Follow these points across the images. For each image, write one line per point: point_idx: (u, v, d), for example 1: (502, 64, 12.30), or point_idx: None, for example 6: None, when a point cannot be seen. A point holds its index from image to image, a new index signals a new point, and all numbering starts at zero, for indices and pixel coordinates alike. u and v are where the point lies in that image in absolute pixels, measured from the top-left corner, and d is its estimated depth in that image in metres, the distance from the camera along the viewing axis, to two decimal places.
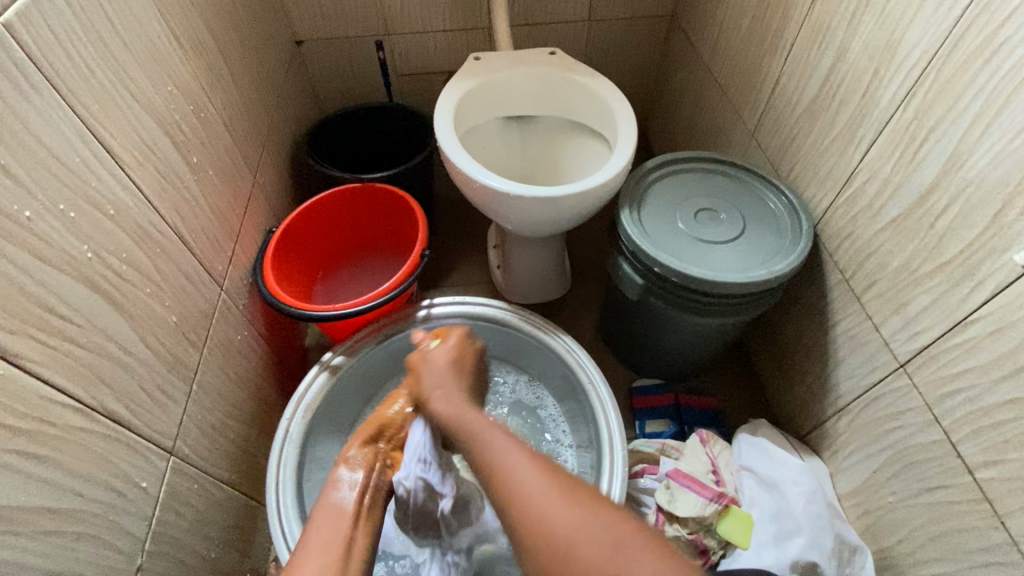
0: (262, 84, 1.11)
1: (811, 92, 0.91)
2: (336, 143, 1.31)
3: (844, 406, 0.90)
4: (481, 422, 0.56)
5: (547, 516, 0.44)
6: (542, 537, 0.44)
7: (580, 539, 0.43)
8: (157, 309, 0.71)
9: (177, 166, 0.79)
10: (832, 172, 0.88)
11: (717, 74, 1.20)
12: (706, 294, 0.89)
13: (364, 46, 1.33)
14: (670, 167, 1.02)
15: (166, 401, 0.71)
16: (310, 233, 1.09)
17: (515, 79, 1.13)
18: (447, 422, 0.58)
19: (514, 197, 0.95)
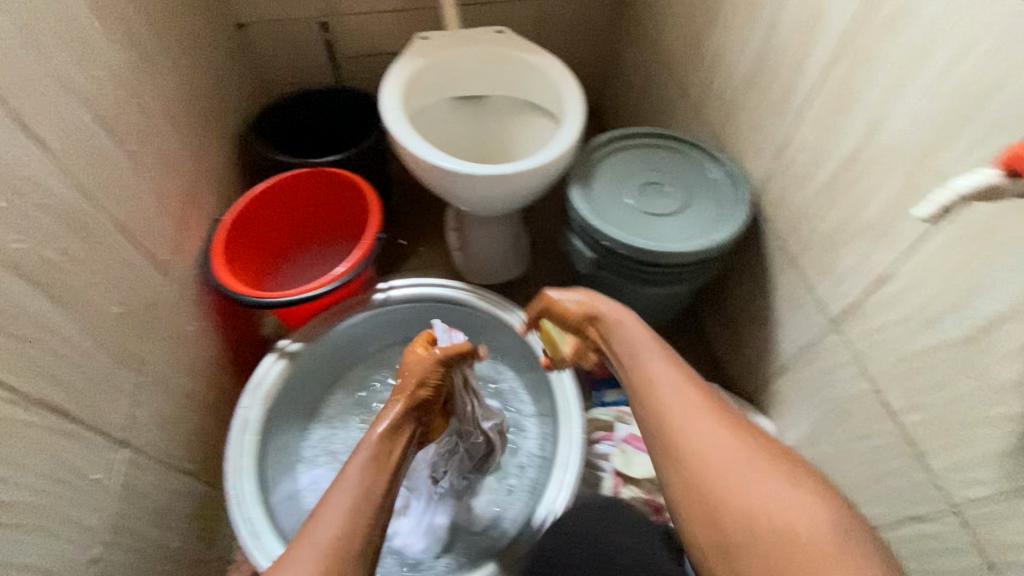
0: (202, 67, 1.08)
1: (747, 65, 0.94)
2: (285, 129, 1.29)
3: (786, 365, 0.95)
4: (657, 381, 0.61)
5: (742, 490, 0.51)
6: (734, 506, 0.51)
7: (746, 485, 0.52)
8: (96, 299, 0.70)
9: (112, 153, 0.77)
10: (767, 142, 0.91)
11: (662, 50, 1.23)
12: (653, 265, 0.92)
13: (309, 28, 1.30)
14: (617, 143, 1.05)
15: (112, 392, 0.70)
16: (261, 220, 1.07)
17: (462, 59, 1.13)
18: (636, 374, 0.64)
19: (464, 176, 0.96)
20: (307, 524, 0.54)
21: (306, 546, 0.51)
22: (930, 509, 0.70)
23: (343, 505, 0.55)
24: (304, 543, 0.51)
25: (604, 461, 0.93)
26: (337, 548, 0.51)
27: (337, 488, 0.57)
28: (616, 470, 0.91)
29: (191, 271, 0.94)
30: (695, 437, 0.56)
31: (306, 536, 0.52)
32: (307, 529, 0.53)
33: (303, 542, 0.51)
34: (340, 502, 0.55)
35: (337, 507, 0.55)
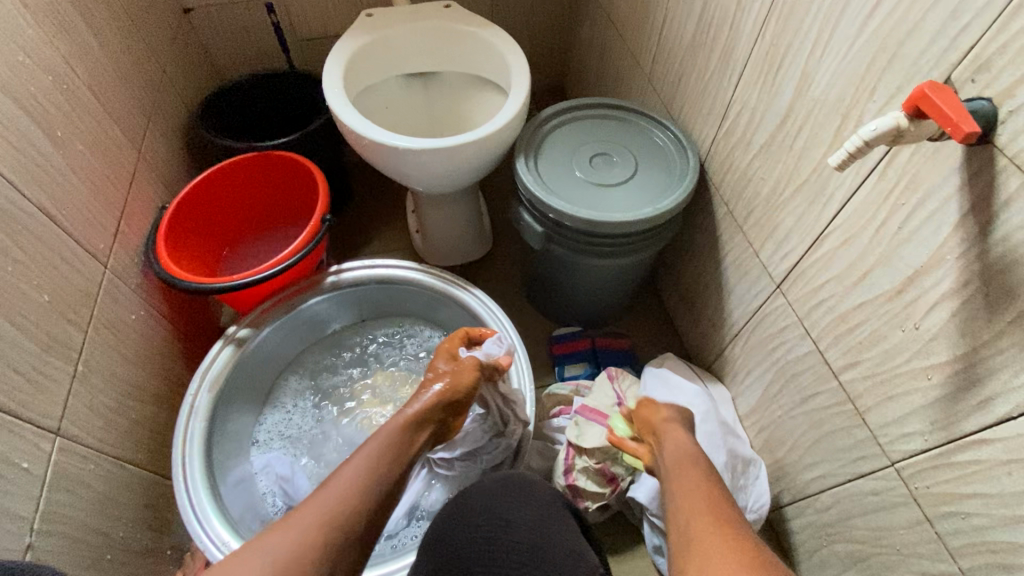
0: (140, 52, 1.06)
1: (689, 29, 0.93)
2: (234, 114, 1.26)
3: (737, 332, 0.95)
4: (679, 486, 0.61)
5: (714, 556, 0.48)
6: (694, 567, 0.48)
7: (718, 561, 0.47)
8: (22, 288, 0.68)
9: (36, 138, 0.75)
10: (712, 107, 0.90)
11: (614, 20, 1.21)
12: (601, 235, 0.91)
13: (256, 10, 1.27)
14: (566, 115, 1.03)
15: (41, 381, 0.69)
16: (207, 207, 1.06)
17: (408, 34, 1.10)
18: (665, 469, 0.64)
19: (408, 153, 0.95)
20: (316, 494, 0.58)
21: (307, 512, 0.55)
22: (873, 466, 0.70)
23: (351, 482, 0.59)
24: (307, 510, 0.55)
25: (561, 434, 0.93)
26: (327, 524, 0.54)
27: (348, 470, 0.61)
28: (569, 442, 0.90)
29: (133, 260, 0.92)
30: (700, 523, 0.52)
31: (309, 506, 0.56)
32: (314, 497, 0.57)
33: (304, 510, 0.55)
34: (347, 484, 0.59)
35: (342, 487, 0.58)
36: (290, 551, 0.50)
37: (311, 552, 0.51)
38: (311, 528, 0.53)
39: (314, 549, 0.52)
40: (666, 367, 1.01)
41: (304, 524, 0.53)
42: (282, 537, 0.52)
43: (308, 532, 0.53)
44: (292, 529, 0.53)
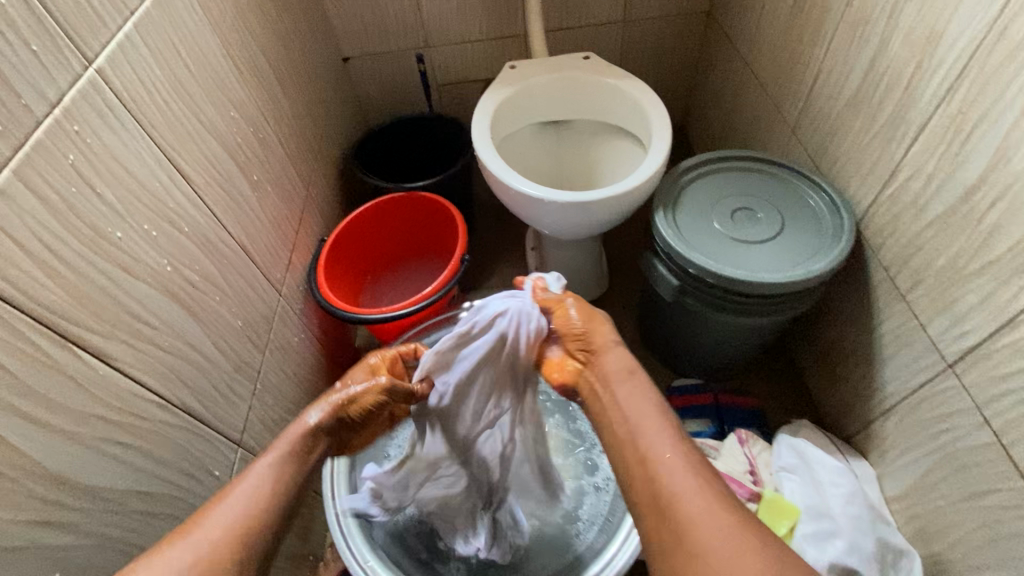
0: (313, 101, 1.19)
1: (852, 87, 0.90)
2: (381, 153, 1.38)
3: (890, 407, 0.88)
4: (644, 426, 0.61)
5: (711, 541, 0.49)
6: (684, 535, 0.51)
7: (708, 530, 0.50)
8: (227, 316, 0.78)
9: (242, 183, 0.86)
10: (876, 166, 0.86)
11: (754, 70, 1.19)
12: (742, 295, 0.89)
13: (406, 59, 1.39)
14: (707, 167, 1.02)
15: (234, 398, 0.78)
16: (357, 241, 1.16)
17: (550, 86, 1.15)
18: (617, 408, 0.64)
19: (548, 204, 0.98)
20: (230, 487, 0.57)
21: (228, 500, 0.55)
22: None
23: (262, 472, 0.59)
24: (227, 500, 0.55)
25: None
26: (256, 499, 0.56)
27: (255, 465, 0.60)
28: None
29: (298, 287, 1.03)
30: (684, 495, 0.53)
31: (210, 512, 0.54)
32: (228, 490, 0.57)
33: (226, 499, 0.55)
34: (259, 474, 0.58)
35: (259, 473, 0.59)
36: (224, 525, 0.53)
37: (246, 524, 0.54)
38: (238, 507, 0.55)
39: (247, 523, 0.54)
40: (801, 436, 0.94)
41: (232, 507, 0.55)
42: (218, 517, 0.53)
43: (238, 511, 0.54)
44: (229, 505, 0.55)
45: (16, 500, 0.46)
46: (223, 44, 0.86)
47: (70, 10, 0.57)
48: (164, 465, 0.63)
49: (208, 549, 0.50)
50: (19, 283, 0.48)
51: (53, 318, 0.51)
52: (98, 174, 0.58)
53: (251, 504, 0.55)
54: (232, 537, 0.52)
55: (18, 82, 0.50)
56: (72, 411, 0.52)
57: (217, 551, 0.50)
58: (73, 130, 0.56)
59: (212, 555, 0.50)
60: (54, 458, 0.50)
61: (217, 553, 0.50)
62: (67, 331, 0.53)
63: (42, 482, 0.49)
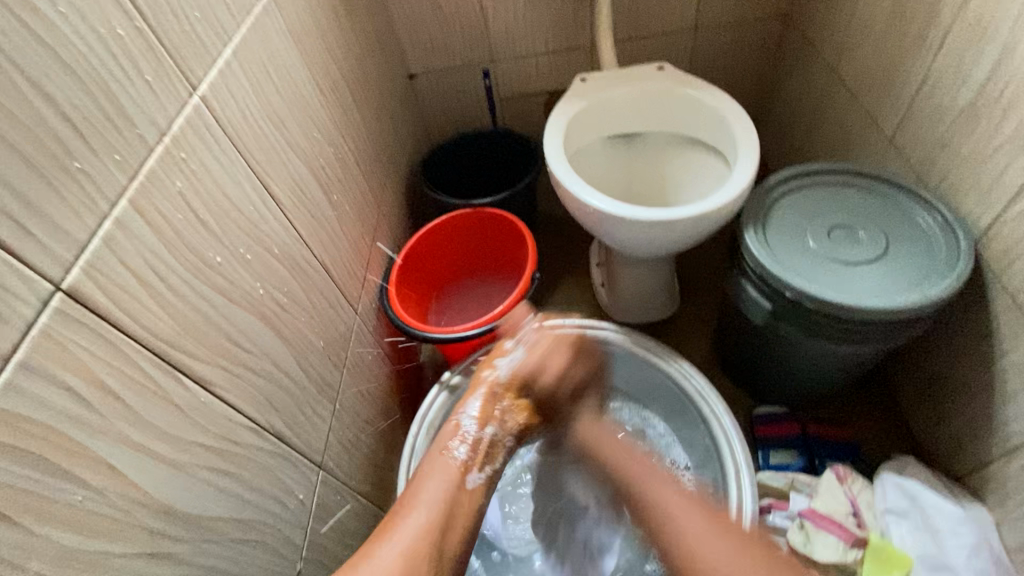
0: (383, 117, 1.19)
1: (969, 95, 0.83)
2: (445, 169, 1.38)
3: (1017, 448, 0.80)
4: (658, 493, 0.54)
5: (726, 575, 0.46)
6: None
7: None
8: (311, 337, 0.78)
9: (324, 203, 0.87)
10: (1002, 181, 0.79)
11: (842, 76, 1.12)
12: (844, 321, 0.82)
13: (471, 74, 1.39)
14: (797, 182, 0.96)
15: (316, 420, 0.77)
16: (427, 258, 1.15)
17: (625, 98, 1.12)
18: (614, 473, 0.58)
19: (628, 222, 0.95)
20: (403, 507, 0.53)
21: (402, 524, 0.51)
22: None
23: (438, 483, 0.55)
24: (407, 517, 0.51)
25: (780, 537, 0.84)
26: (434, 524, 0.51)
27: (430, 480, 0.55)
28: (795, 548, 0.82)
29: (372, 305, 1.02)
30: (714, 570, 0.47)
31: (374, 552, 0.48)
32: (401, 514, 0.52)
33: (403, 520, 0.51)
34: (433, 500, 0.53)
35: (428, 502, 0.53)
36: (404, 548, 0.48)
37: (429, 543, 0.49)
38: (418, 525, 0.50)
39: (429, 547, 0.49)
40: (908, 475, 0.87)
41: (410, 528, 0.50)
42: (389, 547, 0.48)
43: (417, 530, 0.50)
44: (394, 543, 0.49)
45: (125, 533, 0.46)
46: (307, 66, 0.86)
47: (178, 39, 0.57)
48: (256, 491, 0.63)
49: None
50: (132, 312, 0.48)
51: (161, 345, 0.51)
52: (201, 199, 0.58)
53: (427, 529, 0.50)
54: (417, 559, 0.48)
55: (132, 110, 0.51)
56: (177, 438, 0.52)
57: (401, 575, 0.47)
58: (180, 156, 0.56)
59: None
60: (161, 488, 0.50)
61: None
62: (173, 359, 0.53)
63: (149, 513, 0.49)
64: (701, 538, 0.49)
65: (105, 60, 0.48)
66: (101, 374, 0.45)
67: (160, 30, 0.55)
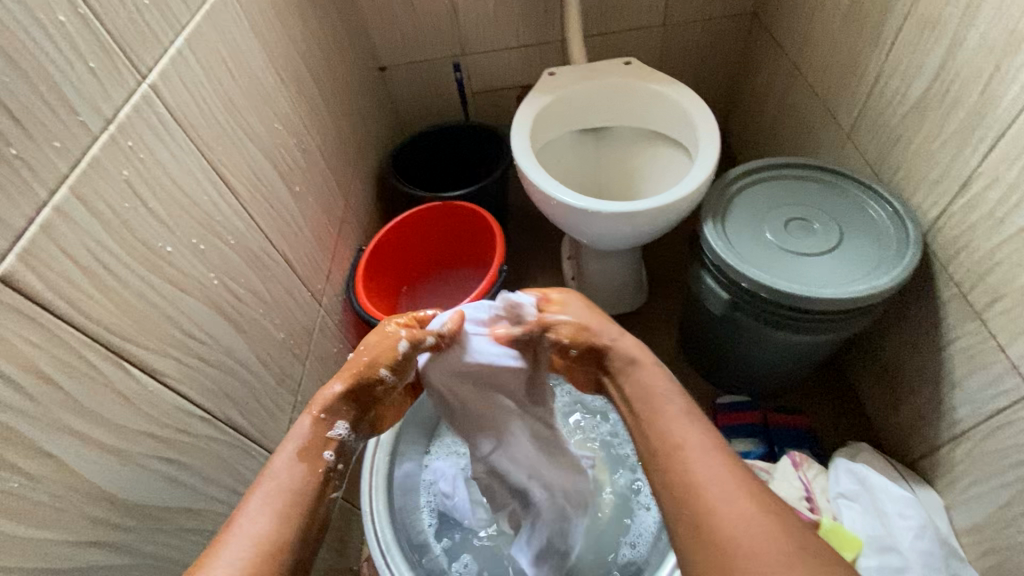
0: (351, 110, 1.19)
1: (918, 91, 0.85)
2: (416, 162, 1.38)
3: (962, 432, 0.83)
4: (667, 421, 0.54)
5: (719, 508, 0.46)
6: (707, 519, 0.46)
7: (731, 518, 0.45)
8: (270, 329, 0.78)
9: (286, 195, 0.86)
10: (947, 175, 0.81)
11: (804, 72, 1.14)
12: (798, 310, 0.84)
13: (442, 68, 1.39)
14: (756, 175, 0.98)
15: (276, 411, 0.77)
16: (395, 250, 1.15)
17: (591, 93, 1.13)
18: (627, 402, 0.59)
19: (591, 214, 0.96)
20: (241, 508, 0.48)
21: (241, 523, 0.47)
22: None
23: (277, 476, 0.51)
24: (242, 517, 0.47)
25: None
26: (279, 519, 0.48)
27: (270, 476, 0.51)
28: None
29: (337, 297, 1.02)
30: (712, 496, 0.47)
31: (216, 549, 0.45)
32: (241, 512, 0.48)
33: (237, 521, 0.47)
34: (272, 493, 0.49)
35: (266, 499, 0.49)
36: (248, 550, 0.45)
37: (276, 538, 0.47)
38: (260, 525, 0.47)
39: (279, 543, 0.46)
40: (860, 461, 0.90)
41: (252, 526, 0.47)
42: (226, 553, 0.45)
43: (257, 532, 0.46)
44: (232, 550, 0.45)
45: (67, 522, 0.46)
46: (267, 57, 0.86)
47: (125, 27, 0.57)
48: (209, 481, 0.63)
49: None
50: (74, 303, 0.48)
51: (106, 335, 0.51)
52: (150, 189, 0.58)
53: (278, 519, 0.48)
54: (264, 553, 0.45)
55: (75, 98, 0.50)
56: (123, 428, 0.52)
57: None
58: (127, 145, 0.56)
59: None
60: (106, 477, 0.50)
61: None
62: (119, 349, 0.52)
63: (93, 502, 0.49)
64: (704, 466, 0.49)
65: (45, 47, 0.48)
66: (41, 362, 0.45)
67: (105, 18, 0.54)
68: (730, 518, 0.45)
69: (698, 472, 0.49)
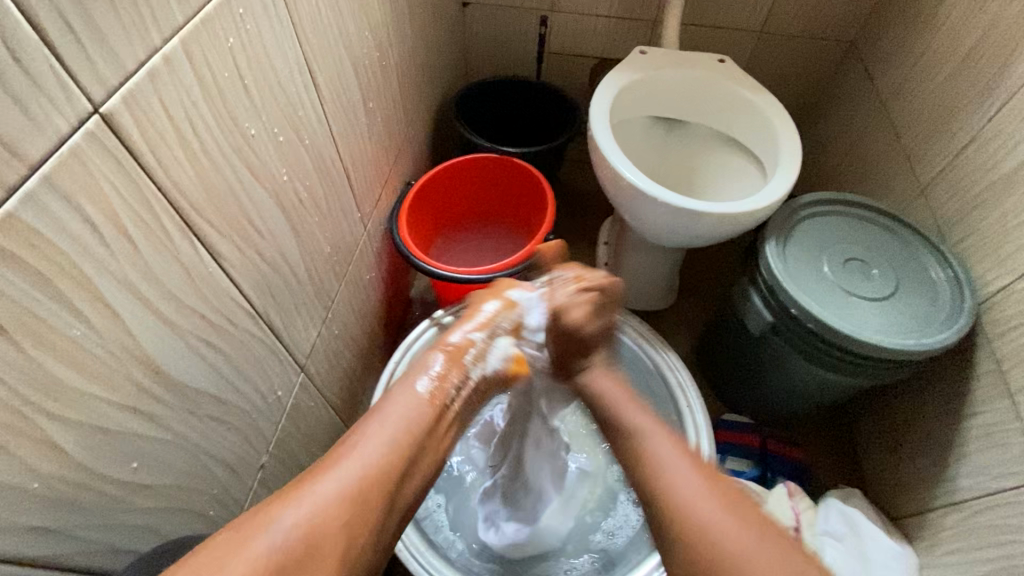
0: (431, 38, 1.14)
1: (1014, 161, 0.83)
2: (477, 110, 1.35)
3: (959, 501, 0.84)
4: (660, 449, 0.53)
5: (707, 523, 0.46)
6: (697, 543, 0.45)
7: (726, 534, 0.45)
8: (320, 240, 0.76)
9: (360, 108, 0.83)
10: (1021, 252, 0.80)
11: (892, 115, 1.11)
12: (838, 349, 0.84)
13: (526, 18, 1.33)
14: (822, 207, 0.97)
15: (308, 324, 0.76)
16: (442, 193, 1.13)
17: (677, 81, 1.10)
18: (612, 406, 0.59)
19: (654, 203, 0.94)
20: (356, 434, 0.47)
21: (354, 454, 0.45)
22: None
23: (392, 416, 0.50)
24: (366, 441, 0.47)
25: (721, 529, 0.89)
26: (393, 459, 0.46)
27: (391, 413, 0.50)
28: None
29: (379, 225, 1.00)
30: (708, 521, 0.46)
31: (341, 462, 0.44)
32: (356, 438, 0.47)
33: (358, 449, 0.46)
34: (392, 431, 0.48)
35: (385, 435, 0.48)
36: (357, 478, 0.44)
37: (375, 481, 0.44)
38: (375, 456, 0.46)
39: (380, 490, 0.44)
40: (852, 504, 0.92)
41: (356, 466, 0.45)
42: (340, 474, 0.43)
43: (371, 463, 0.45)
44: (344, 473, 0.44)
45: (114, 383, 0.45)
46: None
47: None
48: (239, 374, 0.62)
49: (328, 528, 0.40)
50: (163, 162, 0.46)
51: (183, 203, 0.49)
52: (249, 65, 0.55)
53: (389, 450, 0.47)
54: (366, 487, 0.43)
55: None
56: (180, 303, 0.51)
57: (338, 522, 0.41)
58: (237, 11, 0.52)
59: (336, 535, 0.40)
60: (156, 346, 0.49)
61: (337, 535, 0.41)
62: (192, 222, 0.50)
63: (139, 368, 0.47)
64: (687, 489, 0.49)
65: None
66: (121, 214, 0.43)
67: None
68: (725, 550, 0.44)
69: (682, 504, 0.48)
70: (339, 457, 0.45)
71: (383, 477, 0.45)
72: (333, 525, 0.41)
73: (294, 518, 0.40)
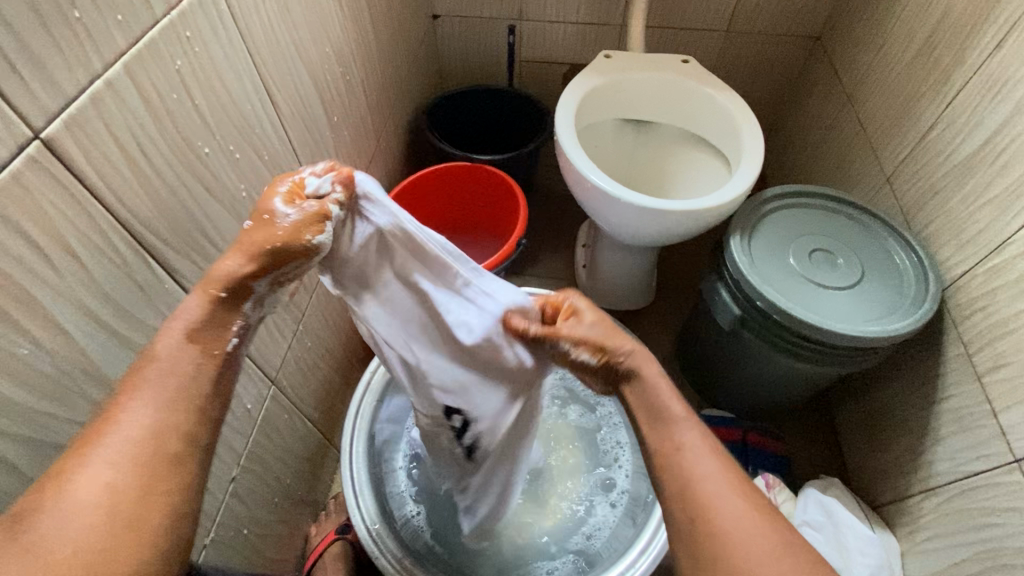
0: (399, 52, 1.15)
1: (970, 147, 0.85)
2: (450, 120, 1.36)
3: (935, 486, 0.85)
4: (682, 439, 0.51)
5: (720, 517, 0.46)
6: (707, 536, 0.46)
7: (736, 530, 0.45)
8: None
9: (323, 122, 0.84)
10: (980, 236, 0.81)
11: (857, 106, 1.13)
12: (806, 339, 0.85)
13: (496, 28, 1.35)
14: (788, 200, 0.98)
15: (277, 336, 0.77)
16: (416, 202, 1.14)
17: (642, 84, 1.11)
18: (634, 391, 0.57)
19: (620, 203, 0.95)
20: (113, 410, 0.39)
21: (109, 438, 0.37)
22: None
23: (171, 374, 0.41)
24: (128, 413, 0.38)
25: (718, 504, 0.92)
26: (166, 421, 0.39)
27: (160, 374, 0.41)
28: None
29: None
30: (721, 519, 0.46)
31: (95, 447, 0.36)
32: (122, 411, 0.38)
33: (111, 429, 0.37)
34: (168, 393, 0.40)
35: (156, 398, 0.39)
36: (121, 457, 0.36)
37: (159, 454, 0.38)
38: (142, 426, 0.38)
39: (154, 461, 0.37)
40: (831, 494, 0.93)
41: (121, 446, 0.37)
42: (93, 463, 0.36)
43: (136, 433, 0.37)
44: (102, 459, 0.36)
45: (67, 400, 0.46)
46: None
47: None
48: None
49: (92, 520, 0.34)
50: (112, 185, 0.47)
51: (134, 223, 0.50)
52: (200, 86, 0.56)
53: (170, 412, 0.39)
54: (147, 465, 0.37)
55: None
56: (136, 319, 0.52)
57: (117, 508, 0.35)
58: (185, 35, 0.54)
59: (114, 526, 0.34)
60: (111, 363, 0.50)
61: (108, 526, 0.34)
62: (143, 239, 0.52)
63: (93, 384, 0.48)
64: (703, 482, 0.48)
65: None
66: (69, 236, 0.44)
67: None
68: (719, 521, 0.45)
69: (690, 497, 0.48)
70: (97, 444, 0.37)
71: (168, 450, 0.38)
72: (104, 514, 0.34)
73: (45, 529, 0.33)
